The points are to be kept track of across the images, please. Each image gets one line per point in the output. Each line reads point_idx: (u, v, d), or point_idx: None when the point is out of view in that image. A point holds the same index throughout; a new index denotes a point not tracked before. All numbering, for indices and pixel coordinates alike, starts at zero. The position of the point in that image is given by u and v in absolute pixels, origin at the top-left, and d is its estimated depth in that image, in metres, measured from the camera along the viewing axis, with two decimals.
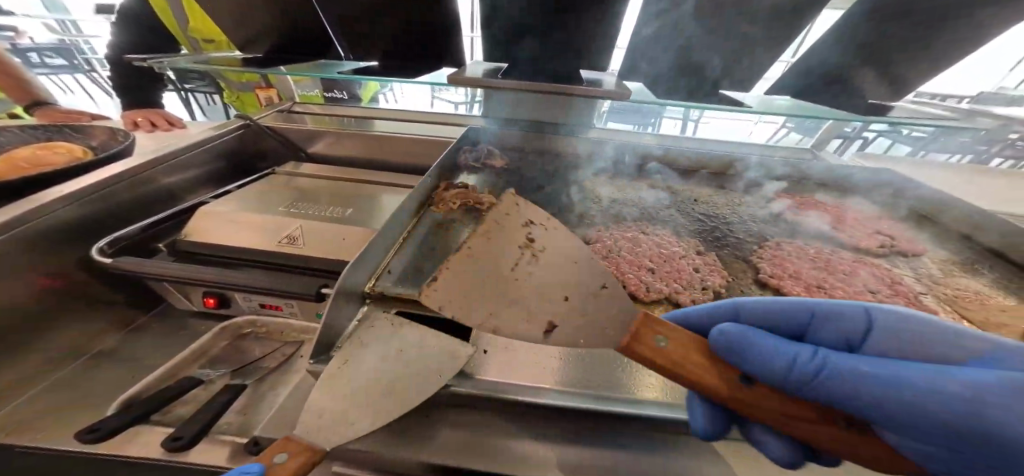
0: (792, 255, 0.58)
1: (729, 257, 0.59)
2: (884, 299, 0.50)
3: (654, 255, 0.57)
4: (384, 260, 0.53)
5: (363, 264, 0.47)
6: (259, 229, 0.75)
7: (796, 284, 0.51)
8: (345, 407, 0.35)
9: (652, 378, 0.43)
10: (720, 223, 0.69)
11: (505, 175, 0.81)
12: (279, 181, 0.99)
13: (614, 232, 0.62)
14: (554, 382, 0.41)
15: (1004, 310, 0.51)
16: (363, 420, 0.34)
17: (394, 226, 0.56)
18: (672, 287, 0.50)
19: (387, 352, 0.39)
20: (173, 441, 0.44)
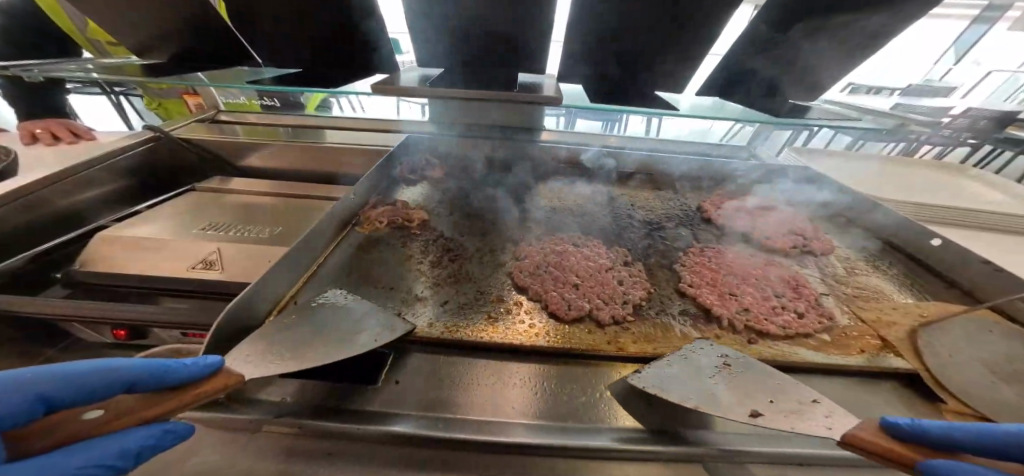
0: (713, 262, 0.61)
1: (655, 266, 0.61)
2: (789, 304, 0.53)
3: (581, 270, 0.57)
4: (294, 289, 0.50)
5: (262, 299, 0.44)
6: (170, 252, 0.68)
7: (711, 293, 0.54)
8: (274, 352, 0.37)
9: (628, 406, 0.39)
10: (652, 229, 0.71)
11: (443, 186, 0.79)
12: (203, 199, 0.92)
13: (545, 246, 0.61)
14: (525, 418, 0.37)
15: (894, 307, 0.55)
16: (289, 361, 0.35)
17: (308, 252, 0.53)
18: (593, 303, 0.51)
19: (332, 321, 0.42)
20: None
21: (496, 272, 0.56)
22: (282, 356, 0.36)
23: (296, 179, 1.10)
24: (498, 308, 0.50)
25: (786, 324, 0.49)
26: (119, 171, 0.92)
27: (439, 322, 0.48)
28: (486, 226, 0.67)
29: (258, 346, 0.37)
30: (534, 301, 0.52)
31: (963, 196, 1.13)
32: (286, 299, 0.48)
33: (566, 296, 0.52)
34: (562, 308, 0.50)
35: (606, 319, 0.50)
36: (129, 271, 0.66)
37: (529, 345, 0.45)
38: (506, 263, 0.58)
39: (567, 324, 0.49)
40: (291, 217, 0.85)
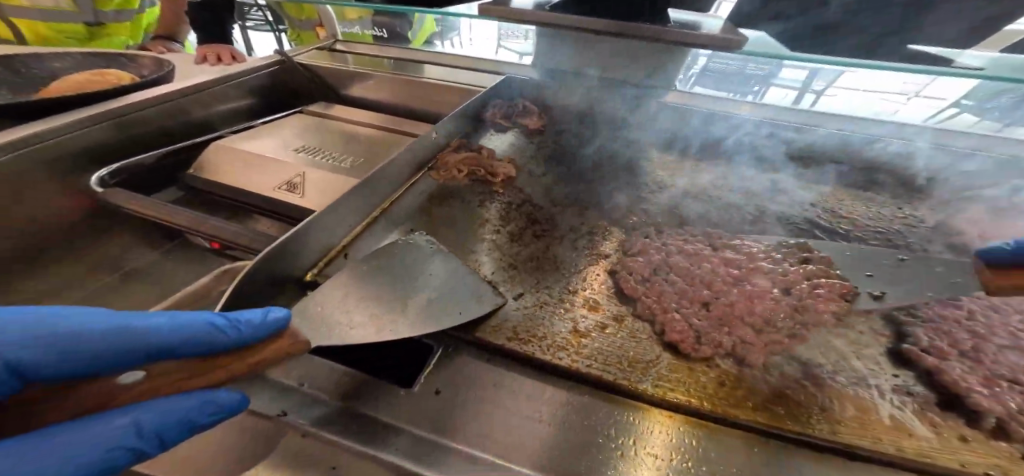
0: (977, 326, 0.35)
1: (846, 307, 0.39)
2: None
3: (724, 288, 0.37)
4: (347, 238, 0.41)
5: (308, 242, 0.35)
6: (263, 171, 0.68)
7: (972, 379, 0.30)
8: (355, 304, 0.32)
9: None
10: (839, 244, 0.46)
11: (540, 137, 0.64)
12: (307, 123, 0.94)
13: (667, 238, 0.44)
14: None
15: None
16: (371, 329, 0.30)
17: (370, 197, 0.43)
18: (735, 335, 0.34)
19: (414, 277, 0.35)
20: None
21: (593, 265, 0.41)
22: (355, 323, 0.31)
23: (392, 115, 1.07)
24: (592, 318, 0.35)
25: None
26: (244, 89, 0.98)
27: (509, 317, 0.35)
28: (586, 197, 0.50)
29: (335, 300, 0.32)
30: (643, 321, 0.35)
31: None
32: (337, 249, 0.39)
33: (694, 321, 0.34)
34: (688, 340, 0.33)
35: (758, 371, 0.31)
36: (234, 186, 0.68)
37: (635, 388, 0.29)
38: (607, 254, 0.42)
39: (694, 366, 0.32)
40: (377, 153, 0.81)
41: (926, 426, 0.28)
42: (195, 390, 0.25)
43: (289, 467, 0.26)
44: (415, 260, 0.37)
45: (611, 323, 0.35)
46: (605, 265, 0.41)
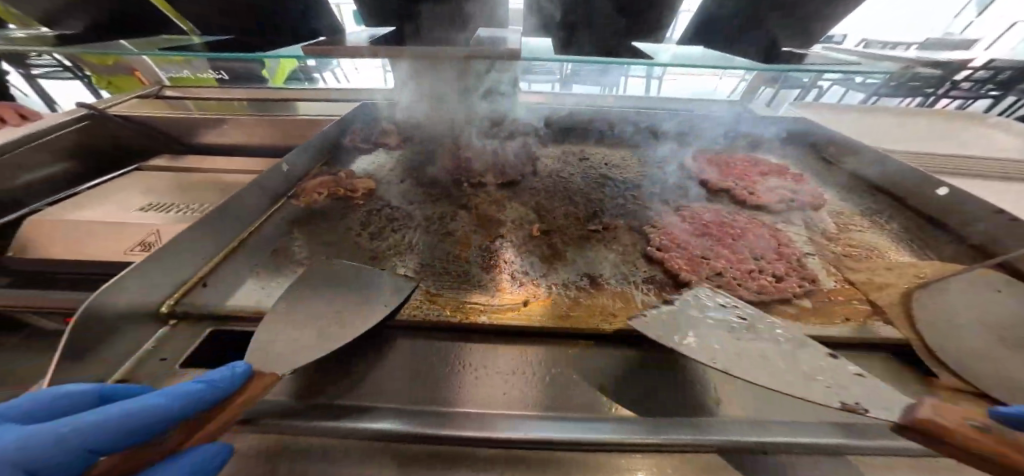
0: (688, 227, 0.52)
1: (622, 229, 0.54)
2: (768, 266, 0.45)
3: (537, 241, 0.51)
4: (208, 270, 0.43)
5: (159, 276, 0.37)
6: (102, 234, 0.63)
7: (678, 261, 0.46)
8: (314, 332, 0.33)
9: (584, 392, 0.31)
10: (619, 189, 0.64)
11: (400, 152, 0.72)
12: (148, 176, 0.85)
13: (488, 200, 0.59)
14: (506, 413, 0.30)
15: (890, 267, 0.46)
16: (335, 338, 0.32)
17: (226, 229, 0.46)
18: (528, 255, 0.49)
19: (354, 294, 0.38)
20: None
21: (443, 240, 0.50)
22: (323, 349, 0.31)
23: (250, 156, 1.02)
24: (443, 281, 0.45)
25: (765, 291, 0.41)
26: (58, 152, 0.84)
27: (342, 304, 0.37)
28: (437, 192, 0.60)
29: (289, 336, 0.32)
30: (480, 271, 0.46)
31: (1006, 140, 0.98)
32: (193, 282, 0.41)
33: (501, 248, 0.50)
34: (492, 258, 0.48)
35: (555, 279, 0.45)
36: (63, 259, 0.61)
37: (482, 319, 0.39)
38: (454, 231, 0.52)
39: (517, 289, 0.43)
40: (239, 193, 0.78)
41: (663, 302, 0.41)
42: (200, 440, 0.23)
43: None
44: (276, 274, 0.44)
45: (458, 278, 0.45)
46: (453, 227, 0.53)
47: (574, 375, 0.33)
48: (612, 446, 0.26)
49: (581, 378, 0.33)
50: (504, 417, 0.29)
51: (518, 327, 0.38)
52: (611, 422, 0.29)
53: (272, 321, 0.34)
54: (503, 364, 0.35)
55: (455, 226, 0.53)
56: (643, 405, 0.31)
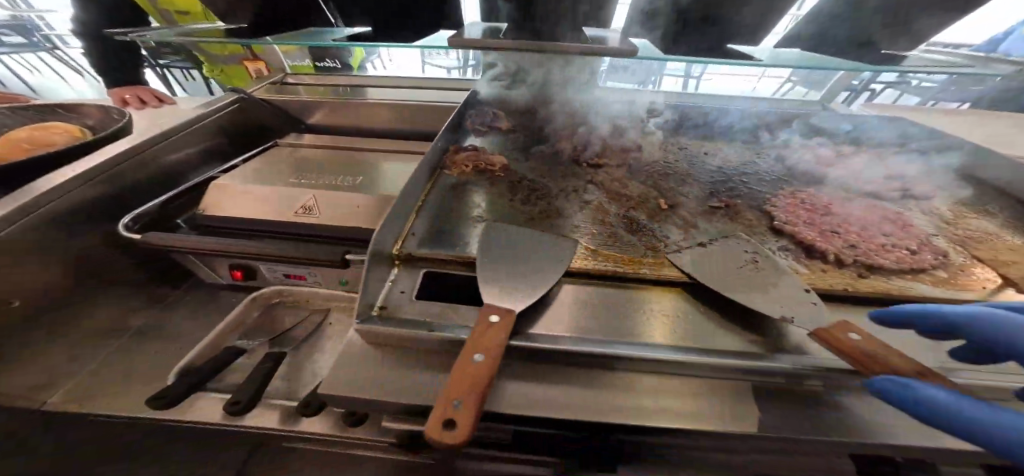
0: (806, 207, 0.57)
1: (745, 206, 0.59)
2: (898, 242, 0.49)
3: (666, 213, 0.57)
4: (407, 224, 0.52)
5: (388, 224, 0.46)
6: (266, 200, 0.73)
7: (809, 231, 0.50)
8: (524, 273, 0.44)
9: (740, 335, 0.39)
10: (729, 173, 0.69)
11: (516, 135, 0.80)
12: (281, 152, 0.97)
13: (612, 177, 0.66)
14: (685, 343, 0.38)
15: (1015, 250, 0.50)
16: (544, 280, 0.43)
17: (411, 192, 0.55)
18: (666, 224, 0.55)
19: (537, 246, 0.48)
20: (234, 407, 0.49)
21: (586, 209, 0.57)
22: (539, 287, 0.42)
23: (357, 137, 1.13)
24: (596, 239, 0.52)
25: (900, 262, 0.46)
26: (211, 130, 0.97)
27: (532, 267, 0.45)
28: (563, 169, 0.68)
29: (509, 277, 0.43)
30: (627, 233, 0.53)
31: None
32: (401, 231, 0.50)
33: (639, 217, 0.56)
34: (635, 224, 0.54)
35: (695, 242, 0.51)
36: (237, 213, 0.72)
37: (643, 273, 0.46)
38: (591, 201, 0.59)
39: (663, 250, 0.50)
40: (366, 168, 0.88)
41: (802, 267, 0.47)
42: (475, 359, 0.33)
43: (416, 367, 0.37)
44: (452, 228, 0.53)
45: (609, 238, 0.52)
46: (590, 198, 0.60)
47: (730, 321, 0.41)
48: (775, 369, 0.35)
49: (735, 323, 0.41)
50: (684, 348, 0.38)
51: (674, 282, 0.45)
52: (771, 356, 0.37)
53: (486, 263, 0.45)
54: (663, 307, 0.43)
55: (591, 197, 0.59)
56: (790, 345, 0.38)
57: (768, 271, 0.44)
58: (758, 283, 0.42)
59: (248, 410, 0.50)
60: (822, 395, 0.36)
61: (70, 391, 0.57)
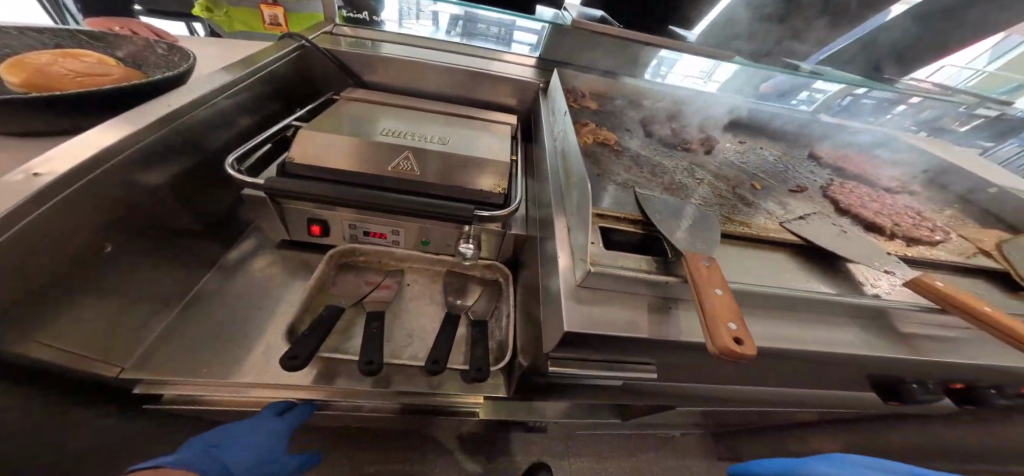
0: (864, 193, 0.72)
1: (814, 191, 0.74)
2: (924, 223, 0.67)
3: (764, 192, 0.70)
4: (566, 182, 0.63)
5: (573, 177, 0.58)
6: (372, 156, 0.82)
7: (870, 210, 0.67)
8: (691, 230, 0.54)
9: (814, 279, 0.57)
10: (788, 163, 0.84)
11: (608, 117, 0.88)
12: (349, 113, 0.92)
13: (706, 161, 0.78)
14: (793, 288, 0.54)
15: (991, 236, 0.70)
16: (708, 237, 0.53)
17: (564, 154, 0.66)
18: (760, 198, 0.69)
19: (685, 212, 0.59)
20: (368, 365, 0.62)
21: (700, 186, 0.69)
22: (709, 244, 0.52)
23: (417, 101, 1.10)
24: (721, 209, 0.64)
25: (925, 236, 0.64)
26: (266, 79, 0.89)
27: (691, 228, 0.54)
28: (664, 151, 0.79)
29: (685, 235, 0.52)
30: (735, 204, 0.66)
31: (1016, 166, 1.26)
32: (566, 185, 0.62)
33: (739, 192, 0.69)
34: (738, 196, 0.68)
35: (795, 215, 0.65)
36: (336, 165, 0.80)
37: (767, 236, 0.60)
38: (699, 177, 0.72)
39: (773, 220, 0.64)
40: (453, 137, 0.92)
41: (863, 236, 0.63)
42: (709, 290, 0.42)
43: (614, 298, 0.49)
44: (604, 192, 0.62)
45: (723, 208, 0.65)
46: (697, 176, 0.72)
47: (809, 272, 0.58)
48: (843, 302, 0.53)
49: (809, 272, 0.58)
50: (790, 290, 0.54)
51: (783, 242, 0.60)
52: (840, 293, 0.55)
53: (658, 221, 0.55)
54: (773, 259, 0.59)
55: (698, 174, 0.72)
56: (846, 287, 0.57)
57: (847, 236, 0.61)
58: (844, 244, 0.59)
59: (375, 370, 0.62)
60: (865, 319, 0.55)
61: (92, 350, 0.57)
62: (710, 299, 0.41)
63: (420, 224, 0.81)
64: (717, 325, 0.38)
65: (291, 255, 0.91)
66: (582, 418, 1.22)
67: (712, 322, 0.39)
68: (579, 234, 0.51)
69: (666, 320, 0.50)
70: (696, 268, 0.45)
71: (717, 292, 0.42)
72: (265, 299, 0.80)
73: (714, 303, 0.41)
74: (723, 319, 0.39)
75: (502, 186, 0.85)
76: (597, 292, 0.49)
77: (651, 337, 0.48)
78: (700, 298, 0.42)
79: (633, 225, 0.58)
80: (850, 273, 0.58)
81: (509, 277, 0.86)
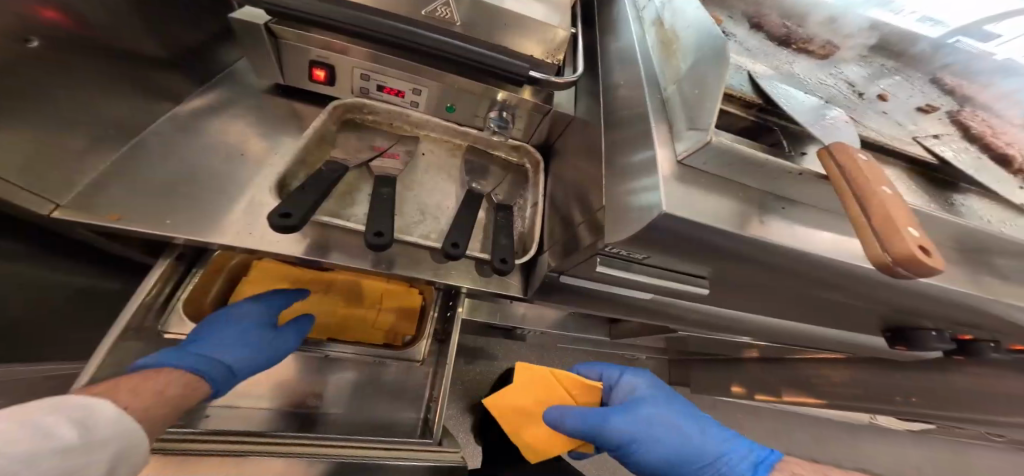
0: (990, 125, 0.61)
1: (943, 115, 0.61)
2: None
3: (893, 105, 0.59)
4: (668, 43, 0.48)
5: (689, 32, 0.43)
6: None
7: (1002, 142, 0.57)
8: (827, 121, 0.42)
9: (939, 204, 0.47)
10: (913, 79, 0.69)
11: None
12: None
13: (821, 59, 0.62)
14: (927, 210, 0.44)
15: None
16: (848, 134, 0.41)
17: (670, 9, 0.49)
18: (881, 111, 0.56)
19: (812, 101, 0.46)
20: (378, 237, 0.51)
21: (819, 86, 0.55)
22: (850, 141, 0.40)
23: None
24: (847, 112, 0.52)
25: None
26: None
27: (828, 121, 0.42)
28: (776, 38, 0.62)
29: (822, 126, 0.40)
30: (856, 112, 0.54)
31: None
32: (667, 46, 0.48)
33: (862, 102, 0.56)
34: (859, 105, 0.55)
35: (927, 132, 0.55)
36: None
37: (898, 148, 0.49)
38: (821, 77, 0.58)
39: (903, 133, 0.53)
40: None
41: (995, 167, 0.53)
42: (872, 182, 0.30)
43: (719, 184, 0.39)
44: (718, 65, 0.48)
45: (845, 112, 0.52)
46: (814, 75, 0.58)
47: (932, 196, 0.48)
48: (971, 233, 0.44)
49: (929, 196, 0.49)
50: (922, 213, 0.43)
51: (911, 161, 0.50)
52: (969, 222, 0.45)
53: (785, 104, 0.42)
54: (891, 174, 0.49)
55: (815, 73, 0.58)
56: (974, 218, 0.47)
57: (978, 162, 0.51)
58: (977, 168, 0.50)
59: (385, 245, 0.51)
60: (973, 258, 0.48)
61: (23, 178, 0.43)
62: (876, 192, 0.29)
63: (450, 81, 0.65)
64: (884, 225, 0.27)
65: (272, 101, 0.71)
66: (573, 331, 1.24)
67: (876, 221, 0.28)
68: (691, 96, 0.38)
69: (770, 221, 0.39)
70: (848, 157, 0.33)
71: (882, 187, 0.30)
72: (240, 146, 0.63)
73: (882, 197, 0.29)
74: (894, 217, 0.27)
75: (557, 58, 0.66)
76: (697, 172, 0.38)
77: (747, 235, 0.38)
78: (863, 198, 0.30)
79: (745, 111, 0.46)
80: (974, 205, 0.49)
81: (540, 164, 0.73)
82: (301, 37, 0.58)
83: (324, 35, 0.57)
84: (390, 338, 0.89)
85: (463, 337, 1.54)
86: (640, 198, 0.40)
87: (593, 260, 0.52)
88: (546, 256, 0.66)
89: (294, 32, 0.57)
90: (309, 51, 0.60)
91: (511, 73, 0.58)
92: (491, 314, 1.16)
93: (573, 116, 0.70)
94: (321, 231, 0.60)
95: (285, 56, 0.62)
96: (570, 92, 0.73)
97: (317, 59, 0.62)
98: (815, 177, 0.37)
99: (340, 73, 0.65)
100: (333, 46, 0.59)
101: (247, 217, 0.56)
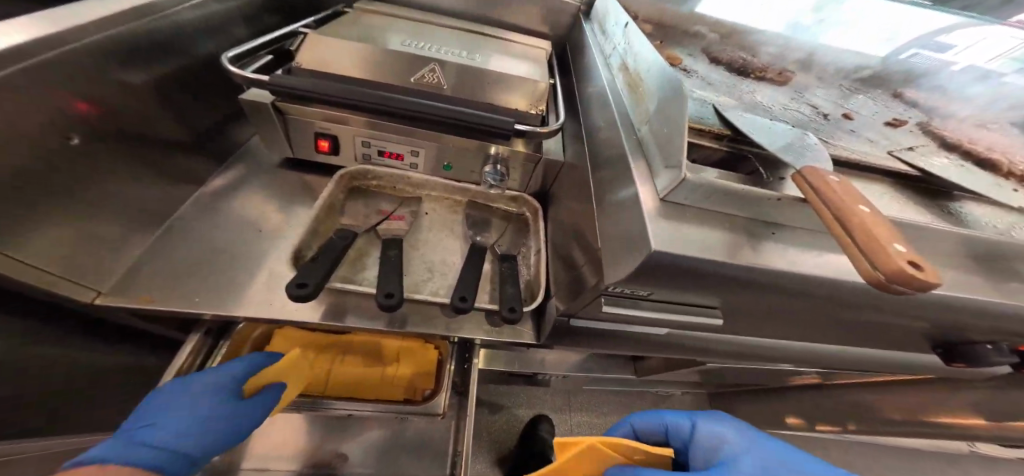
0: (970, 132, 0.61)
1: (920, 127, 0.62)
2: None
3: (860, 123, 0.60)
4: (634, 87, 0.52)
5: (651, 75, 0.47)
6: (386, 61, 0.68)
7: (984, 147, 0.57)
8: (798, 147, 0.43)
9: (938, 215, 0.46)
10: (882, 96, 0.71)
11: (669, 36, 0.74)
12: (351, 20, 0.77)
13: (788, 88, 0.66)
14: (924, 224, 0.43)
15: None
16: (822, 155, 0.42)
17: (631, 60, 0.54)
18: (856, 129, 0.58)
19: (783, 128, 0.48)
20: (388, 299, 0.53)
21: (788, 113, 0.57)
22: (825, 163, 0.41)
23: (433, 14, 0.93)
24: (819, 134, 0.54)
25: None
26: None
27: (799, 145, 0.43)
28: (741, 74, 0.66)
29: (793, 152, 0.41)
30: (832, 134, 0.55)
31: None
32: (634, 90, 0.51)
33: (836, 124, 0.58)
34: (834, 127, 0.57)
35: (900, 145, 0.55)
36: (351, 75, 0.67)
37: (878, 164, 0.50)
38: (789, 104, 0.60)
39: (877, 149, 0.54)
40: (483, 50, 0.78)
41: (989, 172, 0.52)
42: (848, 202, 0.30)
43: (704, 215, 0.39)
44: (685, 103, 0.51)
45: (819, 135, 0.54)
46: (783, 103, 0.60)
47: (929, 208, 0.47)
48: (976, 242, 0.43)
49: (926, 208, 0.48)
50: (919, 228, 0.42)
51: (896, 174, 0.50)
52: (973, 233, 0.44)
53: (754, 135, 0.44)
54: (882, 190, 0.48)
55: (784, 101, 0.61)
56: (978, 227, 0.45)
57: (962, 170, 0.51)
58: (965, 176, 0.49)
59: (394, 306, 0.53)
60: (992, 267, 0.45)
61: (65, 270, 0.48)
62: (855, 211, 0.29)
63: (443, 142, 0.70)
64: (870, 243, 0.27)
65: (288, 179, 0.78)
66: (595, 373, 1.18)
67: (861, 240, 0.28)
68: (661, 137, 0.41)
69: (761, 247, 0.39)
70: (821, 180, 0.33)
71: (860, 205, 0.30)
72: (259, 223, 0.69)
73: (861, 215, 0.29)
74: (878, 234, 0.27)
75: (540, 108, 0.71)
76: (680, 206, 0.39)
77: (740, 264, 0.37)
78: (842, 218, 0.30)
79: (717, 143, 0.48)
80: (977, 212, 0.48)
81: (538, 210, 0.76)
82: (307, 112, 0.65)
83: (327, 109, 0.64)
84: (410, 394, 0.88)
85: (484, 387, 1.48)
86: (628, 237, 0.40)
87: (598, 301, 0.52)
88: (552, 299, 0.66)
89: (303, 111, 0.64)
90: (314, 124, 0.67)
91: (497, 128, 0.63)
92: (508, 362, 1.13)
93: (561, 162, 0.74)
94: (332, 296, 0.63)
95: (295, 131, 0.70)
96: (557, 139, 0.77)
97: (322, 131, 0.69)
98: (794, 202, 0.38)
99: (343, 141, 0.72)
100: (335, 117, 0.66)
101: (264, 288, 0.60)
